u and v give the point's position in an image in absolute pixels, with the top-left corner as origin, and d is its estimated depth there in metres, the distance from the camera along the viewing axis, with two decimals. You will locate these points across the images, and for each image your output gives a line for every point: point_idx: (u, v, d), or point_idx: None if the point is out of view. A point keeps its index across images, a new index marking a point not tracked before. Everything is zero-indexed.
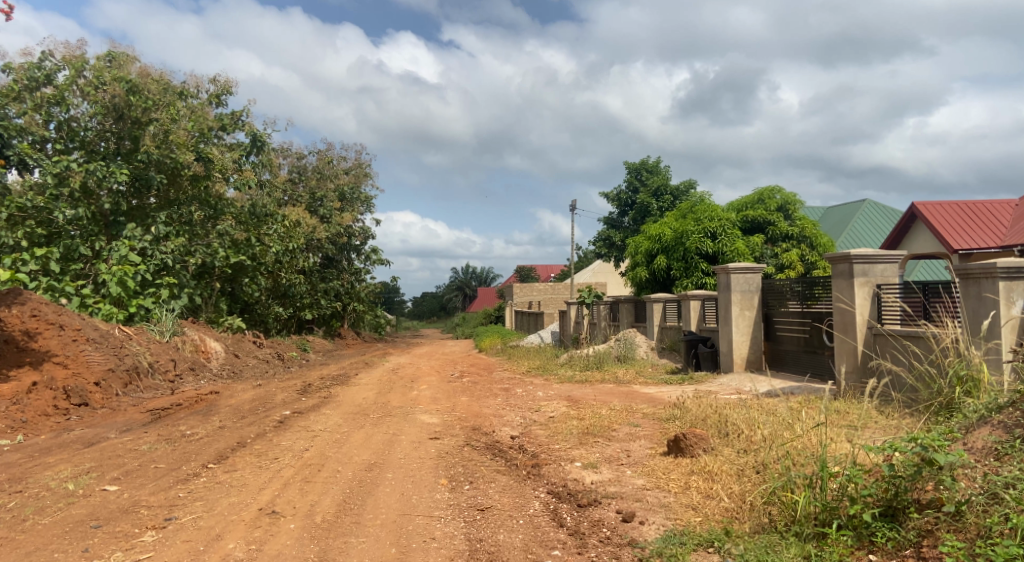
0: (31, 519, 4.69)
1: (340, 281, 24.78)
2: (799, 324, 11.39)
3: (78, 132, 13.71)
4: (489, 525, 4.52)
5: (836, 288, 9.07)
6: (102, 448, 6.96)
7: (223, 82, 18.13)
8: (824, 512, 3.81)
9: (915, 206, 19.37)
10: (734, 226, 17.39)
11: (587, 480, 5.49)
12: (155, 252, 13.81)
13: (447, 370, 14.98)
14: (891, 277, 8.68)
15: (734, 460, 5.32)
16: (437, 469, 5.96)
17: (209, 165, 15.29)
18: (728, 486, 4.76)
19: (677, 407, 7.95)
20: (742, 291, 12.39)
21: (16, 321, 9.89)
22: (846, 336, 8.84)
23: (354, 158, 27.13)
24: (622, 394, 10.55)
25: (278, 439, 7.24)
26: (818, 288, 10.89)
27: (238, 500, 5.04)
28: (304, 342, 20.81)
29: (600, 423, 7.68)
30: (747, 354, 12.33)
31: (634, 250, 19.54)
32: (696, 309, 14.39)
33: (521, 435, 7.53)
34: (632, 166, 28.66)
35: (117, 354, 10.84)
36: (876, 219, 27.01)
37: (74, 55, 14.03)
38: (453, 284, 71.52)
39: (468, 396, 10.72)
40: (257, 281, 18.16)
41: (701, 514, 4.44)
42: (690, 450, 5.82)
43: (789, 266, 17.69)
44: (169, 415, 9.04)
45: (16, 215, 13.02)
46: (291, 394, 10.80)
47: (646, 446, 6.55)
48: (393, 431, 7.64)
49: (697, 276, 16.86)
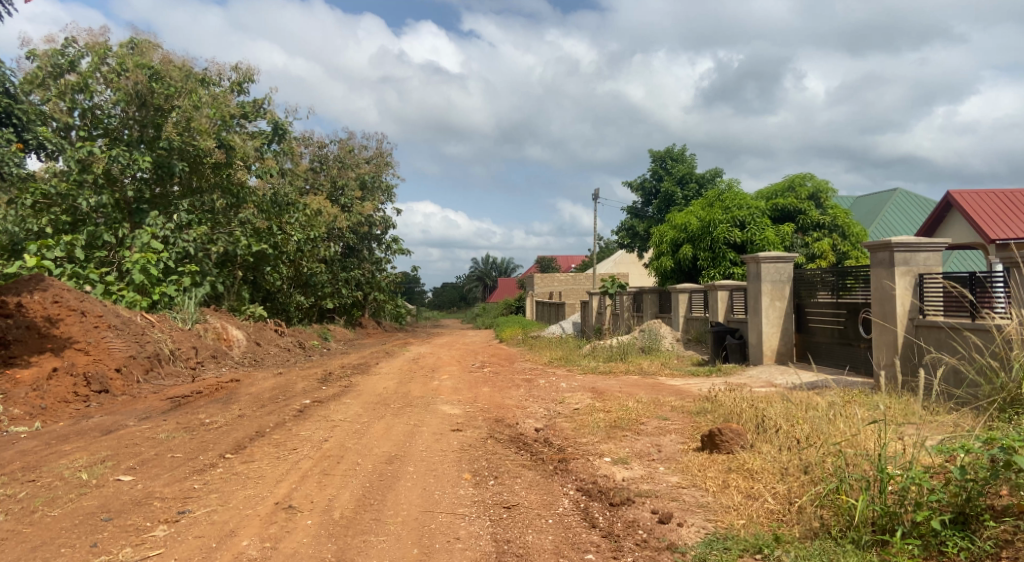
0: (41, 510, 4.52)
1: (361, 271, 24.65)
2: (832, 314, 10.96)
3: (102, 120, 13.73)
4: (517, 525, 4.27)
5: (875, 277, 8.69)
6: (120, 436, 6.84)
7: (245, 70, 18.01)
8: (883, 518, 3.56)
9: (950, 196, 18.72)
10: (764, 215, 16.95)
11: (618, 477, 5.21)
12: (178, 240, 13.67)
13: (468, 360, 14.74)
14: (935, 265, 8.29)
15: (776, 457, 5.03)
16: (460, 463, 5.72)
17: (231, 152, 15.18)
18: (772, 486, 4.50)
19: (709, 401, 7.63)
20: (773, 281, 11.97)
21: (38, 307, 9.91)
22: (885, 327, 8.49)
23: (375, 147, 26.93)
24: (649, 386, 10.23)
25: (298, 429, 7.06)
26: (851, 279, 10.50)
27: (254, 493, 4.83)
28: (325, 331, 20.69)
29: (627, 417, 7.40)
30: (777, 346, 11.93)
31: (659, 240, 19.10)
32: (724, 300, 13.95)
33: (545, 427, 7.28)
34: (657, 154, 28.15)
35: (138, 341, 10.76)
36: (908, 209, 26.32)
37: (97, 42, 13.96)
38: (474, 275, 71.58)
39: (490, 387, 10.47)
40: (279, 270, 18.11)
41: (744, 516, 4.16)
42: (727, 447, 5.54)
43: (820, 255, 17.21)
44: (189, 403, 8.92)
45: (42, 202, 13.06)
46: (311, 383, 10.63)
47: (677, 441, 6.26)
48: (414, 422, 7.41)
49: (725, 266, 16.47)
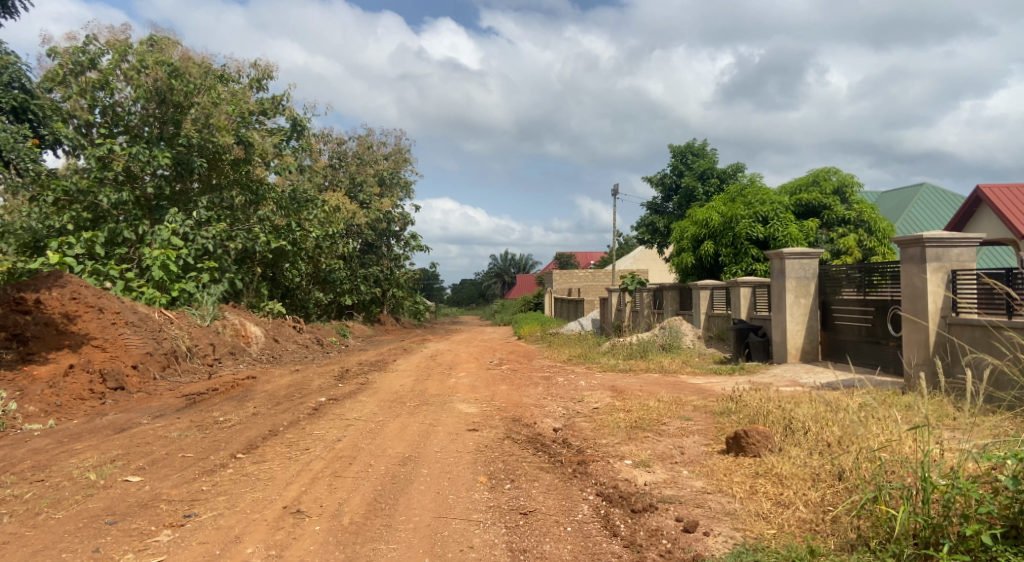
0: (46, 512, 4.41)
1: (379, 267, 24.60)
2: (860, 311, 10.62)
3: (123, 117, 13.71)
4: (533, 533, 4.07)
5: (905, 273, 8.38)
6: (132, 434, 6.74)
7: (264, 67, 17.97)
8: (927, 530, 3.30)
9: (980, 190, 18.20)
10: (788, 210, 16.53)
11: (640, 481, 4.99)
12: (197, 237, 13.58)
13: (486, 357, 14.57)
14: (969, 261, 7.95)
15: (806, 461, 4.77)
16: (476, 465, 5.54)
17: (249, 149, 15.14)
18: (803, 493, 4.26)
19: (732, 401, 7.37)
20: (798, 277, 11.63)
21: (56, 303, 9.87)
22: (916, 326, 8.17)
23: (394, 144, 26.87)
24: (670, 385, 9.98)
25: (312, 428, 6.93)
26: (877, 275, 10.17)
27: (263, 496, 4.68)
28: (344, 328, 20.63)
29: (648, 416, 7.17)
30: (802, 344, 11.60)
31: (680, 236, 18.82)
32: (747, 296, 13.62)
33: (564, 427, 7.09)
34: (678, 149, 27.77)
35: (155, 337, 10.71)
36: (935, 204, 25.69)
37: (118, 40, 13.95)
38: (493, 271, 71.56)
39: (508, 385, 10.29)
40: (298, 267, 18.04)
41: (775, 525, 3.94)
42: (754, 449, 5.30)
43: (846, 252, 16.65)
44: (205, 400, 8.82)
45: (63, 199, 13.09)
46: (328, 380, 10.53)
47: (700, 443, 6.02)
48: (430, 422, 7.23)
49: (747, 262, 16.15)
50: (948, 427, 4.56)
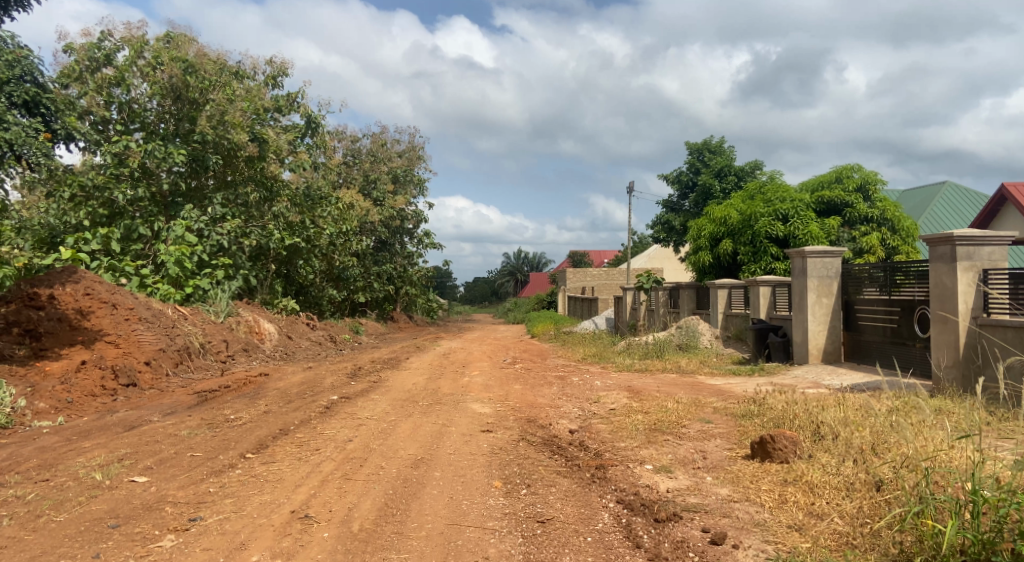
0: (47, 515, 4.26)
1: (392, 265, 24.54)
2: (884, 311, 10.31)
3: (139, 113, 13.67)
4: (552, 543, 3.87)
5: (934, 272, 8.08)
6: (141, 433, 6.60)
7: (279, 63, 17.89)
8: (977, 547, 3.07)
9: (1005, 188, 17.80)
10: (809, 207, 16.17)
11: (662, 488, 4.79)
12: (212, 233, 13.51)
13: (500, 355, 14.41)
14: (1001, 260, 7.68)
15: (838, 469, 4.53)
16: (490, 468, 5.36)
17: (264, 145, 14.97)
18: (838, 503, 4.04)
19: (755, 403, 7.12)
20: (820, 277, 11.33)
21: (69, 299, 9.73)
22: (945, 326, 7.88)
23: (408, 141, 26.77)
24: (688, 386, 9.73)
25: (323, 428, 6.77)
26: (902, 275, 9.88)
27: (271, 499, 4.53)
28: (357, 325, 20.49)
29: (667, 419, 6.94)
30: (823, 344, 11.32)
31: (697, 233, 18.50)
32: (766, 295, 13.32)
33: (580, 429, 6.86)
34: (694, 147, 27.46)
35: (169, 334, 10.61)
36: (957, 203, 25.20)
37: (134, 36, 13.87)
38: (506, 269, 71.41)
39: (522, 384, 10.10)
40: (312, 264, 17.78)
41: (809, 538, 3.72)
42: (780, 456, 5.07)
43: (868, 251, 16.39)
44: (216, 398, 8.69)
45: (80, 196, 13.03)
46: (340, 378, 10.38)
47: (723, 447, 5.80)
48: (443, 422, 7.06)
49: (767, 261, 15.88)
50: (990, 435, 4.30)
